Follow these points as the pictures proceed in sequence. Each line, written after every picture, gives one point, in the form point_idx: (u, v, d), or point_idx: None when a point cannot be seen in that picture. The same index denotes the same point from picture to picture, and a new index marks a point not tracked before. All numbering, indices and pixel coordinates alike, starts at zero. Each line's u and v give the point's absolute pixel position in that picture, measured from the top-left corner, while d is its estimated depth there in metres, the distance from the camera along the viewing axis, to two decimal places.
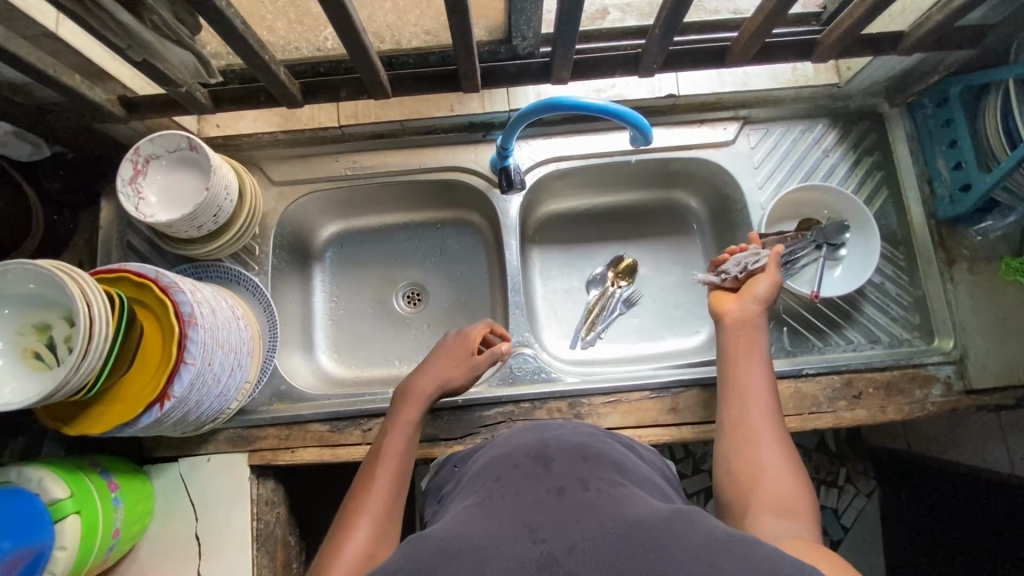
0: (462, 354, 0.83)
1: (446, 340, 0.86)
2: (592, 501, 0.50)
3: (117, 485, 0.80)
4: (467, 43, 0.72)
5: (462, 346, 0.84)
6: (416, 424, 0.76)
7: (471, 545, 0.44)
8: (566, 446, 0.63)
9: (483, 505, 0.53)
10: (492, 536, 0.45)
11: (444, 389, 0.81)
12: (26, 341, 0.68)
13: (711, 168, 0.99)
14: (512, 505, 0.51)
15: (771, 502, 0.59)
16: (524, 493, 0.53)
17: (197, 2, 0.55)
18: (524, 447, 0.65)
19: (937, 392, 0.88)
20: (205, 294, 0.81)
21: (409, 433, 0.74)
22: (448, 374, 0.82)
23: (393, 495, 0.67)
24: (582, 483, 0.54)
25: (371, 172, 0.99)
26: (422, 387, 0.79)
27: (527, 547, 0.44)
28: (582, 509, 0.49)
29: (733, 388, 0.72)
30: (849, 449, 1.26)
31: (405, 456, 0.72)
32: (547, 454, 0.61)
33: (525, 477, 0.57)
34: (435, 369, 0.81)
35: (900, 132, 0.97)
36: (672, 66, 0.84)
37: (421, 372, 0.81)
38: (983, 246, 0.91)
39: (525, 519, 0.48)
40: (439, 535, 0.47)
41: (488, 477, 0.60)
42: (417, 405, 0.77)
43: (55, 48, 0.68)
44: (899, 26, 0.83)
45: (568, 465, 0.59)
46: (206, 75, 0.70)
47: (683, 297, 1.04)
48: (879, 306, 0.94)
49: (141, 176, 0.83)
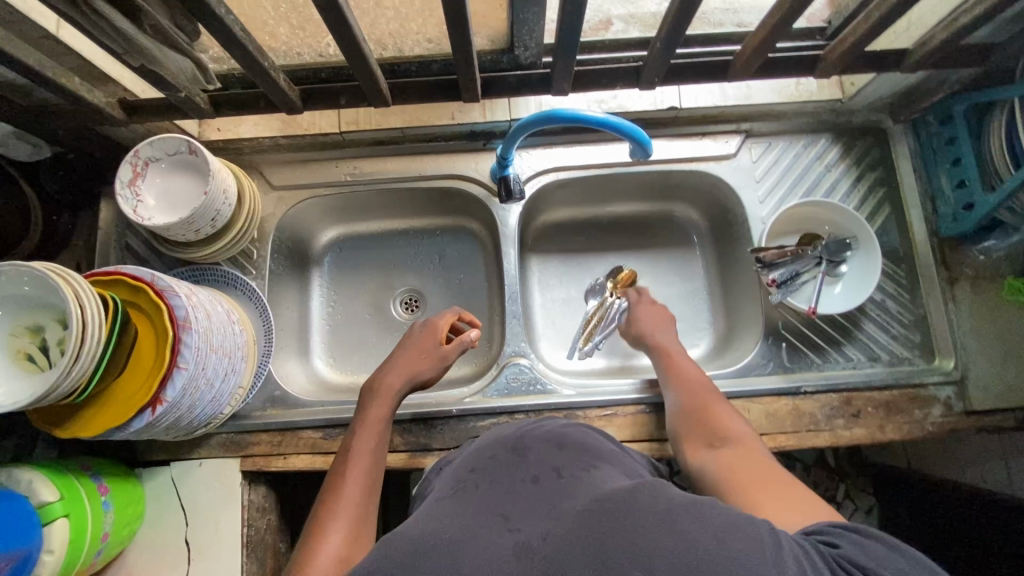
0: (429, 347, 0.83)
1: (411, 334, 0.86)
2: (567, 488, 0.52)
3: (108, 488, 0.80)
4: (468, 53, 0.72)
5: (427, 340, 0.84)
6: (386, 420, 0.75)
7: (443, 541, 0.45)
8: (541, 436, 0.64)
9: (456, 498, 0.54)
10: (468, 527, 0.47)
11: (414, 385, 0.81)
12: (19, 342, 0.67)
13: (712, 181, 0.98)
14: (488, 496, 0.53)
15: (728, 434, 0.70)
16: (501, 485, 0.54)
17: (196, 9, 0.54)
18: (504, 438, 0.66)
19: (936, 413, 0.87)
20: (200, 298, 0.80)
21: (380, 431, 0.73)
22: (418, 368, 0.81)
23: (367, 494, 0.66)
24: (556, 471, 0.56)
25: (370, 179, 0.99)
26: (389, 381, 0.78)
27: (501, 535, 0.46)
28: (555, 495, 0.51)
29: (671, 366, 0.83)
30: (848, 465, 1.28)
31: (377, 454, 0.71)
32: (523, 444, 0.62)
33: (500, 468, 0.58)
34: (403, 363, 0.81)
35: (903, 148, 0.96)
36: (675, 78, 0.84)
37: (395, 363, 0.81)
38: (986, 265, 0.90)
39: (501, 507, 0.50)
40: (412, 533, 0.47)
41: (464, 470, 0.61)
42: (387, 400, 0.76)
43: (55, 51, 0.68)
44: (904, 43, 0.82)
45: (544, 454, 0.59)
46: (204, 81, 0.71)
47: (682, 309, 1.04)
48: (880, 324, 0.92)
49: (141, 179, 0.83)
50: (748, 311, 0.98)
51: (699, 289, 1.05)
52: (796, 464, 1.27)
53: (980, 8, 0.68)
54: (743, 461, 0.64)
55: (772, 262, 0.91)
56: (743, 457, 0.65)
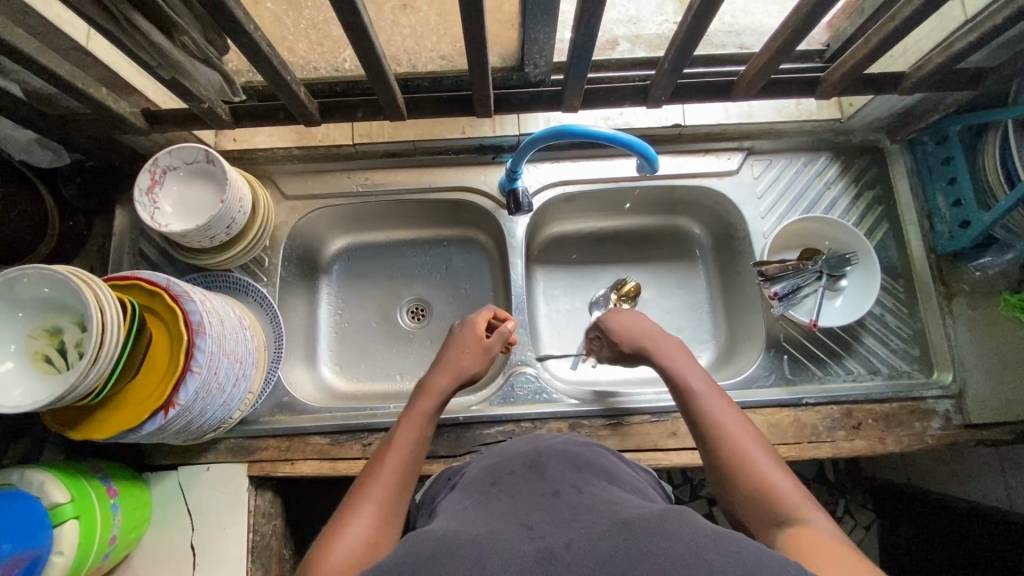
0: (477, 344, 0.83)
1: (454, 337, 0.85)
2: (588, 504, 0.51)
3: (117, 491, 0.81)
4: (483, 71, 0.74)
5: (477, 339, 0.84)
6: (430, 416, 0.74)
7: (468, 540, 0.45)
8: (559, 456, 0.64)
9: (479, 505, 0.55)
10: (491, 532, 0.47)
11: (460, 382, 0.79)
12: (37, 343, 0.68)
13: (714, 196, 1.01)
14: (509, 510, 0.52)
15: (778, 500, 0.57)
16: (522, 499, 0.54)
17: (226, 25, 0.57)
18: (520, 455, 0.66)
19: (936, 425, 0.89)
20: (214, 303, 0.82)
21: (421, 425, 0.72)
22: (464, 365, 0.81)
23: (402, 484, 0.65)
24: (576, 487, 0.55)
25: (381, 190, 1.01)
26: (437, 381, 0.78)
27: (525, 542, 0.45)
28: (577, 509, 0.50)
29: (697, 408, 0.68)
30: (849, 481, 1.29)
31: (418, 449, 0.69)
32: (543, 463, 0.62)
33: (521, 484, 0.58)
34: (451, 362, 0.80)
35: (900, 167, 0.99)
36: (681, 97, 0.87)
37: (440, 363, 0.81)
38: (982, 282, 0.93)
39: (523, 519, 0.49)
40: (438, 534, 0.48)
41: (484, 482, 0.61)
42: (433, 396, 0.75)
43: (83, 61, 0.70)
44: (900, 67, 0.86)
45: (561, 471, 0.60)
46: (231, 93, 0.73)
47: (685, 321, 1.05)
48: (879, 337, 0.94)
49: (158, 186, 0.85)
50: (750, 324, 0.99)
51: (701, 302, 1.07)
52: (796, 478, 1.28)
53: (975, 34, 0.71)
54: (801, 537, 0.52)
55: (773, 275, 0.93)
56: (801, 531, 0.53)
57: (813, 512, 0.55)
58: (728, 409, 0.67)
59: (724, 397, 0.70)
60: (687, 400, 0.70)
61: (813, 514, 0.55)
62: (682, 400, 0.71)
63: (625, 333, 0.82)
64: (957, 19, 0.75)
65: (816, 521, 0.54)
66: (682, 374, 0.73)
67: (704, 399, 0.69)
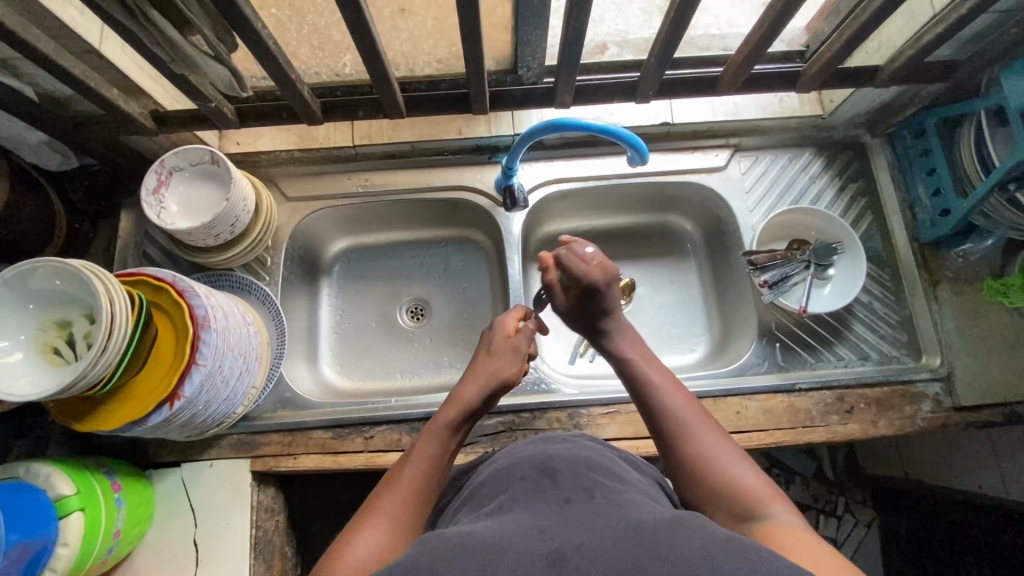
0: (507, 345, 0.78)
1: (486, 338, 0.80)
2: (601, 507, 0.51)
3: (121, 486, 0.81)
4: (479, 69, 0.78)
5: (510, 340, 0.78)
6: (453, 429, 0.68)
7: (482, 543, 0.45)
8: (569, 459, 0.63)
9: (490, 509, 0.54)
10: (504, 534, 0.47)
11: (493, 390, 0.73)
12: (46, 336, 0.70)
13: (705, 191, 1.04)
14: (521, 512, 0.51)
15: (739, 492, 0.56)
16: (533, 502, 0.53)
17: (236, 23, 0.60)
18: (531, 458, 0.64)
19: (926, 408, 0.91)
20: (218, 299, 0.83)
21: (444, 438, 0.66)
22: (499, 368, 0.75)
23: (421, 502, 0.61)
24: (587, 493, 0.55)
25: (381, 191, 1.04)
26: (464, 390, 0.72)
27: (537, 544, 0.45)
28: (590, 514, 0.50)
29: (652, 396, 0.67)
30: (847, 478, 1.26)
31: (440, 464, 0.65)
32: (553, 467, 0.60)
33: (532, 488, 0.56)
34: (478, 372, 0.74)
35: (881, 160, 1.03)
36: (668, 93, 0.91)
37: (472, 371, 0.75)
38: (966, 267, 0.95)
39: (535, 521, 0.49)
40: (450, 534, 0.48)
41: (495, 486, 0.60)
42: (458, 405, 0.70)
43: (97, 65, 0.74)
44: (876, 62, 0.90)
45: (573, 476, 0.58)
46: (237, 90, 0.77)
47: (679, 314, 1.08)
48: (867, 324, 0.96)
49: (165, 186, 0.87)
50: (742, 314, 1.02)
51: (695, 296, 1.09)
52: (795, 477, 1.25)
53: (942, 26, 0.74)
54: (770, 535, 0.50)
55: (763, 264, 0.96)
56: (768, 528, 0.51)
57: (776, 505, 0.54)
58: (682, 398, 0.66)
59: (677, 384, 0.68)
60: (641, 386, 0.68)
61: (775, 506, 0.54)
62: (637, 389, 0.69)
63: (606, 308, 0.77)
64: (925, 15, 0.79)
65: (776, 513, 0.53)
66: (636, 361, 0.71)
67: (658, 387, 0.67)
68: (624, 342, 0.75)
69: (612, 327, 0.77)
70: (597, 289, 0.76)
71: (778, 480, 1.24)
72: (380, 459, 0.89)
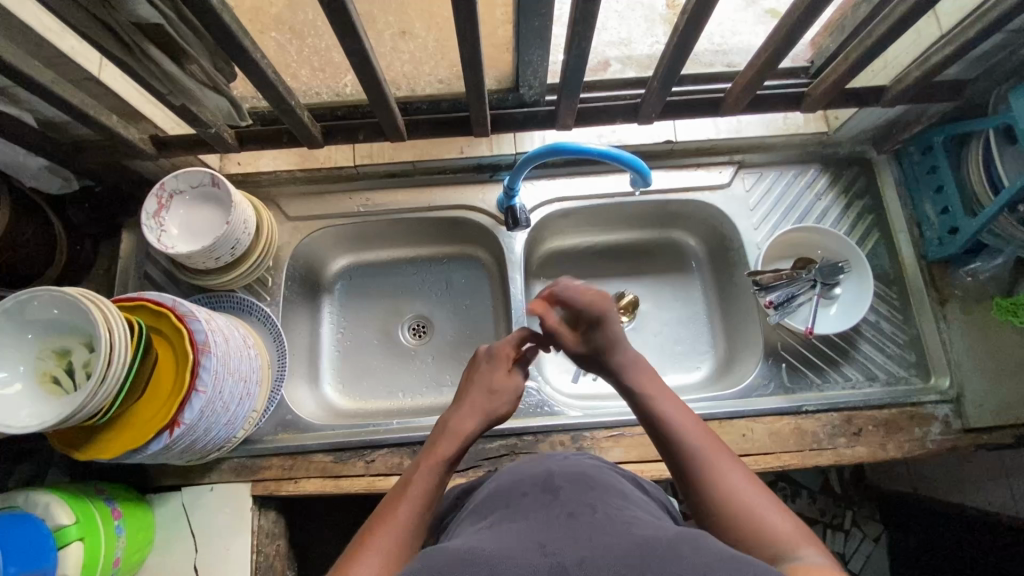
0: (502, 380, 0.78)
1: (476, 367, 0.80)
2: (603, 523, 0.50)
3: (121, 512, 0.81)
4: (479, 93, 0.78)
5: (505, 373, 0.79)
6: (450, 463, 0.68)
7: (485, 556, 0.44)
8: (571, 476, 0.61)
9: (492, 524, 0.53)
10: (505, 548, 0.46)
11: (484, 425, 0.74)
12: (44, 365, 0.70)
13: (708, 209, 1.03)
14: (522, 528, 0.50)
15: (767, 533, 0.54)
16: (535, 517, 0.52)
17: (235, 54, 0.60)
18: (533, 475, 0.62)
19: (935, 431, 0.89)
20: (218, 322, 0.82)
21: (441, 471, 0.66)
22: (493, 406, 0.76)
23: (417, 535, 0.60)
24: (590, 507, 0.53)
25: (382, 209, 1.03)
26: (462, 425, 0.72)
27: (538, 558, 0.44)
28: (593, 529, 0.48)
29: (671, 432, 0.66)
30: (855, 492, 1.24)
31: (435, 496, 0.64)
32: (555, 483, 0.59)
33: (534, 505, 0.55)
34: (472, 406, 0.75)
35: (888, 177, 1.02)
36: (671, 113, 0.90)
37: (468, 403, 0.75)
38: (974, 287, 0.94)
39: (538, 535, 0.48)
40: (454, 548, 0.46)
41: (495, 503, 0.59)
42: (455, 440, 0.70)
43: (96, 92, 0.74)
44: (882, 80, 0.89)
45: (575, 491, 0.57)
46: (236, 118, 0.77)
47: (683, 332, 1.07)
48: (875, 344, 0.95)
49: (164, 210, 0.87)
50: (748, 334, 1.00)
51: (700, 313, 1.08)
52: (801, 491, 1.23)
53: (950, 48, 0.73)
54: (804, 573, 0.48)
55: (768, 284, 0.94)
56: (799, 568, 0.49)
57: (805, 547, 0.52)
58: (701, 432, 0.65)
59: (696, 419, 0.67)
60: (659, 420, 0.67)
61: (802, 548, 0.52)
62: (655, 422, 0.68)
63: (612, 338, 0.76)
64: (932, 35, 0.78)
65: (807, 553, 0.51)
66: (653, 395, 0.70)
67: (676, 424, 0.66)
68: (635, 377, 0.73)
69: (622, 355, 0.75)
70: (601, 316, 0.76)
71: (784, 493, 1.22)
72: (382, 483, 0.89)
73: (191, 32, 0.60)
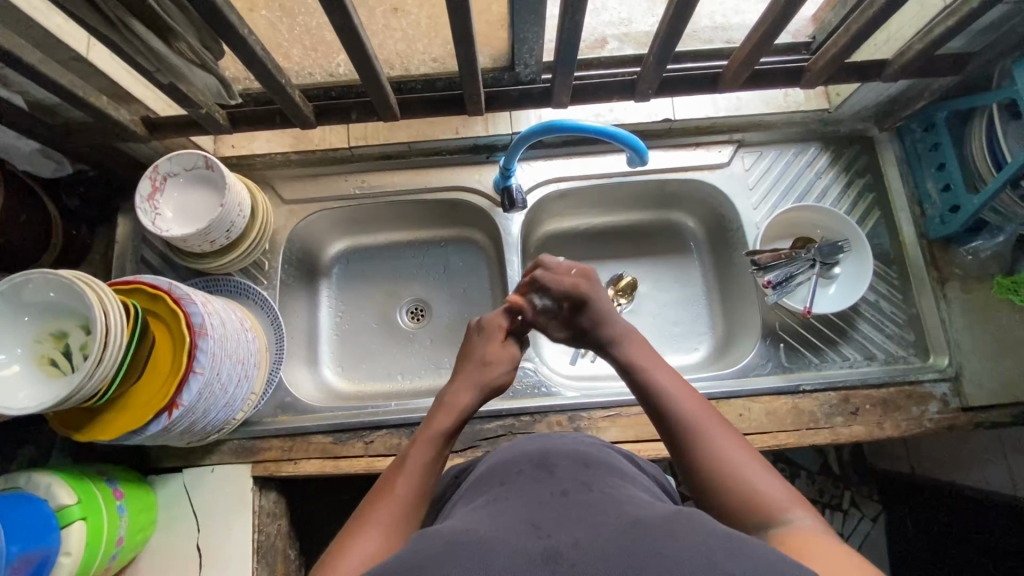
0: (497, 351, 0.78)
1: (472, 343, 0.80)
2: (598, 502, 0.50)
3: (123, 493, 0.82)
4: (472, 70, 0.76)
5: (501, 347, 0.79)
6: (447, 437, 0.67)
7: (477, 537, 0.44)
8: (566, 454, 0.61)
9: (486, 504, 0.53)
10: (499, 530, 0.46)
11: (483, 397, 0.74)
12: (43, 348, 0.70)
13: (706, 189, 1.02)
14: (515, 508, 0.50)
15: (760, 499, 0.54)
16: (529, 496, 0.52)
17: (221, 30, 0.59)
18: (528, 453, 0.63)
19: (933, 409, 0.89)
20: (215, 306, 0.82)
21: (437, 446, 0.66)
22: (487, 377, 0.75)
23: (415, 509, 0.60)
24: (584, 486, 0.53)
25: (378, 192, 1.03)
26: (459, 399, 0.72)
27: (531, 541, 0.44)
28: (587, 509, 0.48)
29: (665, 404, 0.65)
30: (853, 473, 1.24)
31: (433, 471, 0.64)
32: (551, 461, 0.59)
33: (528, 483, 0.55)
34: (466, 380, 0.74)
35: (890, 155, 1.00)
36: (668, 90, 0.88)
37: (462, 377, 0.75)
38: (975, 265, 0.93)
39: (532, 517, 0.48)
40: (445, 530, 0.46)
41: (491, 481, 0.59)
42: (451, 414, 0.69)
43: (84, 72, 0.73)
44: (884, 54, 0.87)
45: (570, 470, 0.57)
46: (226, 97, 0.76)
47: (682, 313, 1.06)
48: (874, 323, 0.95)
49: (159, 193, 0.87)
50: (746, 314, 1.00)
51: (699, 294, 1.07)
52: (799, 472, 1.23)
53: (952, 19, 0.72)
54: (797, 539, 0.49)
55: (767, 264, 0.94)
56: (791, 534, 0.50)
57: (797, 511, 0.52)
58: (691, 398, 0.65)
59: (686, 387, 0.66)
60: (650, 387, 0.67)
61: (795, 512, 0.52)
62: (648, 397, 0.67)
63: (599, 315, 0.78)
64: (933, 7, 0.77)
65: (801, 519, 0.51)
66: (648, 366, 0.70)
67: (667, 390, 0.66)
68: (627, 347, 0.74)
69: (612, 333, 0.77)
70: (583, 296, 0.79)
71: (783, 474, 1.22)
72: (380, 464, 0.89)
73: (177, 8, 0.59)
